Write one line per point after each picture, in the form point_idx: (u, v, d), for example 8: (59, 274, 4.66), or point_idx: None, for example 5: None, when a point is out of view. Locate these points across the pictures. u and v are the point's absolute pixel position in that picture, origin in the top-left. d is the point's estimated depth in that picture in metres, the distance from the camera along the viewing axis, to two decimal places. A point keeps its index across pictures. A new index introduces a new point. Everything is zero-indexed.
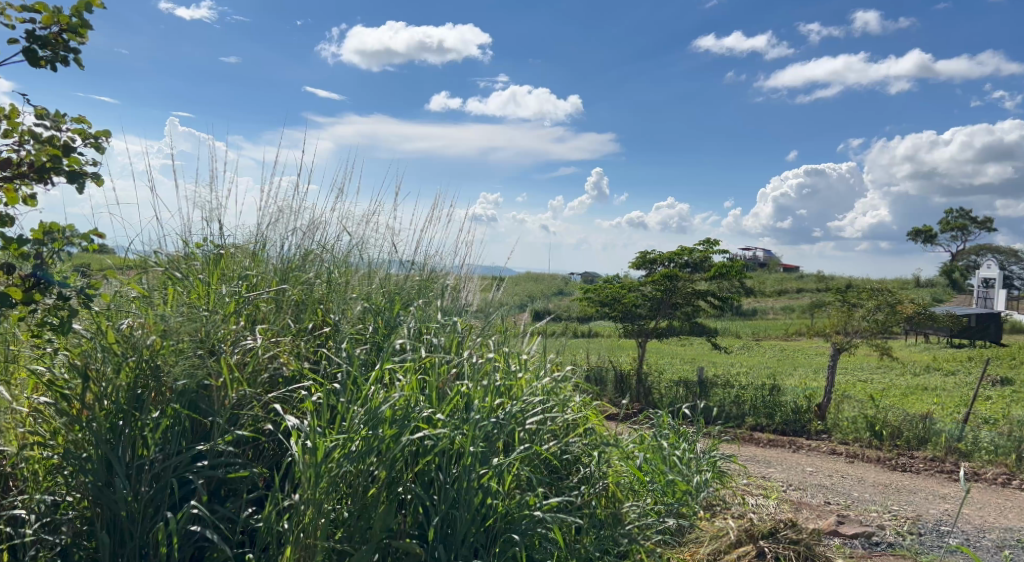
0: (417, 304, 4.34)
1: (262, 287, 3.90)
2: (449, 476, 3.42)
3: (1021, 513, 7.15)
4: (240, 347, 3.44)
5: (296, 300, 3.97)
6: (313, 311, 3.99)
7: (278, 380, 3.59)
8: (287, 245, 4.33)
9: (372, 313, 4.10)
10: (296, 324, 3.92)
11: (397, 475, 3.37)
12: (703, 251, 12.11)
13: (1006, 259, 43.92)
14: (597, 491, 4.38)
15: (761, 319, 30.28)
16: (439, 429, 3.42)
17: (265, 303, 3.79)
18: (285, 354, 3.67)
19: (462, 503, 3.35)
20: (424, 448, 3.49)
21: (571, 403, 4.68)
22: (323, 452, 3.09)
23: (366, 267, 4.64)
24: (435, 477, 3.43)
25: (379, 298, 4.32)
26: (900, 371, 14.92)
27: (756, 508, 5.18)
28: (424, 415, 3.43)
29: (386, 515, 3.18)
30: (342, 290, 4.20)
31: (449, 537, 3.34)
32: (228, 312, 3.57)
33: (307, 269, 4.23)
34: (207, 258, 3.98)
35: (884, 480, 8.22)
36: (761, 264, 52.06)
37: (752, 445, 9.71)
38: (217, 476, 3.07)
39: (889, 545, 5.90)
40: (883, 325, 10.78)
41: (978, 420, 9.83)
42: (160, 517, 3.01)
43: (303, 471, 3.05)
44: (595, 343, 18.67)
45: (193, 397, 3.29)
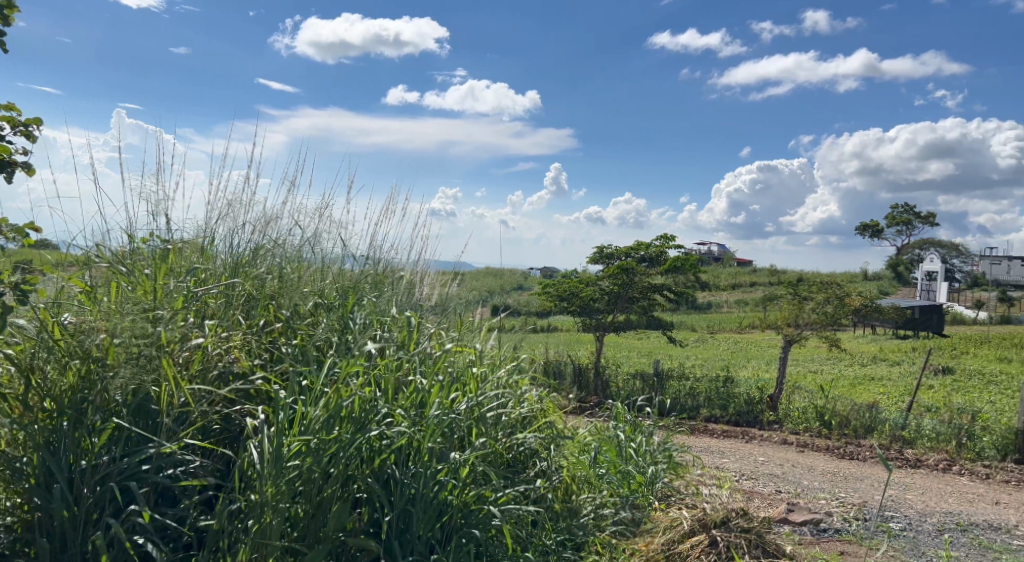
0: (370, 298, 4.34)
1: (210, 282, 3.88)
2: (405, 472, 3.46)
3: (961, 498, 7.42)
4: (189, 345, 3.43)
5: (247, 295, 3.95)
6: (264, 306, 3.97)
7: (229, 376, 3.57)
8: (238, 239, 4.30)
9: (325, 308, 4.10)
10: (247, 319, 3.89)
11: (352, 473, 3.38)
12: (659, 246, 12.29)
13: (949, 253, 45.31)
14: (553, 484, 4.47)
15: (716, 312, 30.86)
16: (395, 426, 3.44)
17: (214, 298, 3.78)
18: (236, 351, 3.67)
19: (419, 500, 3.39)
20: (381, 445, 3.52)
21: (527, 396, 4.73)
22: (280, 453, 3.11)
23: (319, 262, 4.63)
24: (391, 472, 3.46)
25: (332, 293, 4.31)
26: (848, 361, 15.34)
27: (709, 498, 5.26)
28: (382, 414, 3.45)
29: (341, 513, 3.20)
30: (295, 286, 4.20)
31: (405, 533, 3.37)
32: (175, 307, 3.56)
33: (258, 264, 4.21)
34: (154, 253, 3.95)
35: (833, 468, 8.46)
36: (717, 258, 52.85)
37: (706, 436, 9.90)
38: (166, 482, 3.07)
39: (836, 531, 6.09)
40: (832, 316, 11.10)
41: (921, 408, 10.16)
42: (103, 521, 2.99)
43: (259, 471, 3.06)
44: (555, 338, 18.80)
45: (141, 400, 3.28)
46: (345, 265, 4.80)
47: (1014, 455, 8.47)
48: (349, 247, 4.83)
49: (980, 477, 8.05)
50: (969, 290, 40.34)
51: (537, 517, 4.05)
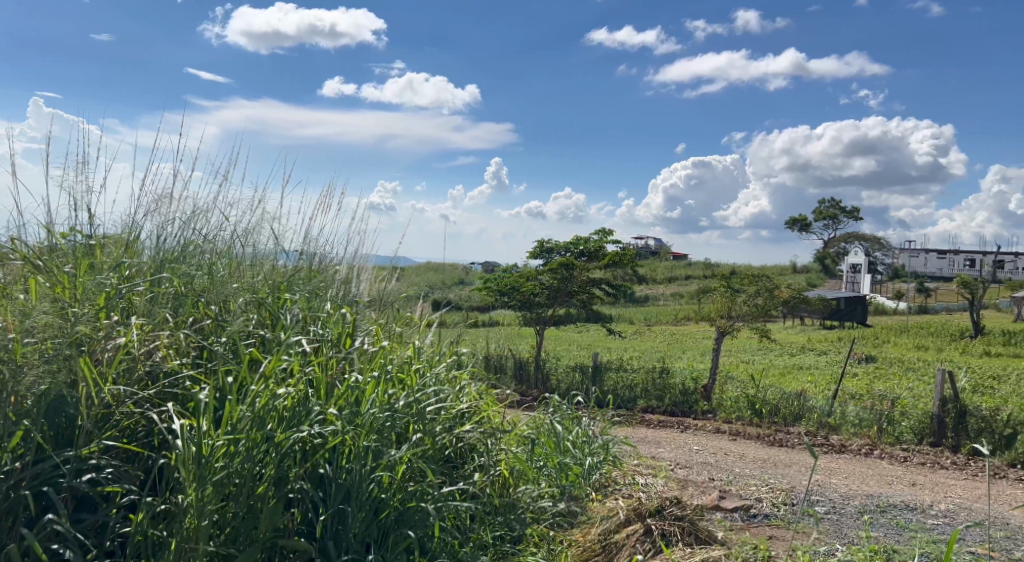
0: (302, 294, 4.35)
1: (135, 279, 3.86)
2: (339, 471, 3.48)
3: (881, 480, 7.79)
4: (111, 344, 3.42)
5: (174, 292, 3.93)
6: (191, 304, 3.95)
7: (158, 374, 3.57)
8: (166, 237, 4.29)
9: (255, 305, 4.09)
10: (175, 317, 3.88)
11: (285, 472, 3.40)
12: (597, 241, 12.49)
13: (873, 246, 46.99)
14: (492, 478, 4.55)
15: (653, 305, 31.46)
16: (328, 425, 3.46)
17: (140, 295, 3.76)
18: (164, 350, 3.66)
19: (353, 498, 3.42)
20: (314, 444, 3.54)
21: (466, 391, 4.77)
22: (207, 455, 3.11)
23: (251, 258, 4.63)
24: (324, 472, 3.49)
25: (263, 289, 4.31)
26: (778, 351, 15.88)
27: (644, 487, 5.43)
28: (314, 413, 3.47)
29: (274, 514, 3.23)
30: (224, 281, 4.19)
31: (339, 533, 3.40)
32: (96, 306, 3.54)
33: (185, 262, 4.21)
34: (75, 249, 3.90)
35: (763, 456, 8.76)
36: (654, 252, 53.77)
37: (643, 427, 10.12)
38: (83, 485, 3.06)
39: (765, 516, 6.34)
40: (763, 308, 11.46)
41: (846, 395, 10.58)
42: (16, 528, 2.99)
43: (186, 471, 3.07)
44: (496, 333, 18.92)
45: (56, 402, 3.24)
46: (278, 261, 4.80)
47: (929, 439, 8.83)
48: (282, 243, 4.83)
49: (899, 460, 8.45)
50: (892, 281, 41.98)
51: (474, 512, 4.11)
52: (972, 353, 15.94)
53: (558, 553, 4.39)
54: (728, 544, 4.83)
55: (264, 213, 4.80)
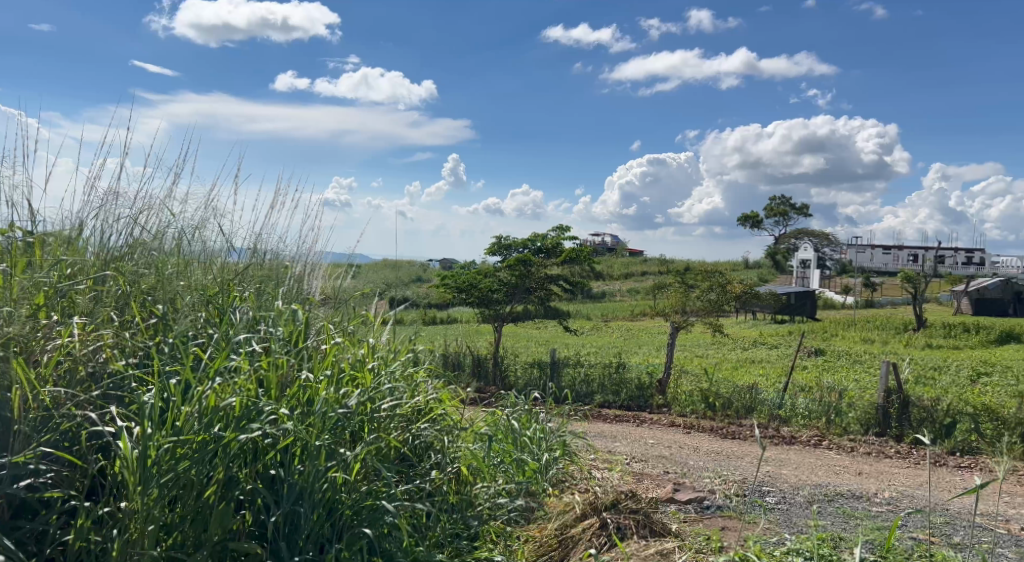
0: (252, 292, 4.33)
1: (78, 277, 3.82)
2: (292, 472, 3.49)
3: (829, 470, 8.02)
4: (51, 344, 3.40)
5: (120, 291, 3.90)
6: (138, 303, 3.92)
7: (102, 375, 3.55)
8: (111, 234, 4.23)
9: (204, 303, 4.07)
10: (120, 317, 3.85)
11: (235, 473, 3.40)
12: (554, 237, 12.58)
13: (822, 242, 48.07)
14: (448, 475, 4.58)
15: (610, 301, 31.80)
16: (280, 426, 3.46)
17: (83, 294, 3.73)
18: (108, 350, 3.64)
19: (307, 498, 3.43)
20: (265, 444, 3.54)
21: (422, 388, 4.79)
22: (152, 457, 3.10)
23: (201, 256, 4.59)
24: (275, 473, 3.49)
25: (212, 287, 4.29)
26: (731, 345, 16.20)
27: (601, 481, 5.52)
28: (263, 413, 3.46)
29: (224, 517, 3.23)
30: (172, 279, 4.16)
31: (292, 534, 3.41)
32: (34, 304, 3.50)
33: (131, 261, 4.16)
34: (13, 247, 3.83)
35: (716, 448, 8.95)
36: (610, 249, 54.22)
37: (600, 421, 10.24)
38: (19, 492, 3.04)
39: (718, 507, 6.49)
40: (717, 303, 11.68)
41: (796, 387, 10.85)
42: None
43: (130, 475, 3.06)
44: (453, 330, 18.93)
45: None
46: (227, 257, 4.76)
47: (875, 429, 9.09)
48: (231, 239, 4.79)
49: (846, 450, 8.70)
50: (840, 276, 43.03)
51: (431, 511, 4.14)
52: (915, 345, 16.45)
53: (515, 548, 4.46)
54: (681, 536, 4.95)
55: (212, 208, 4.75)
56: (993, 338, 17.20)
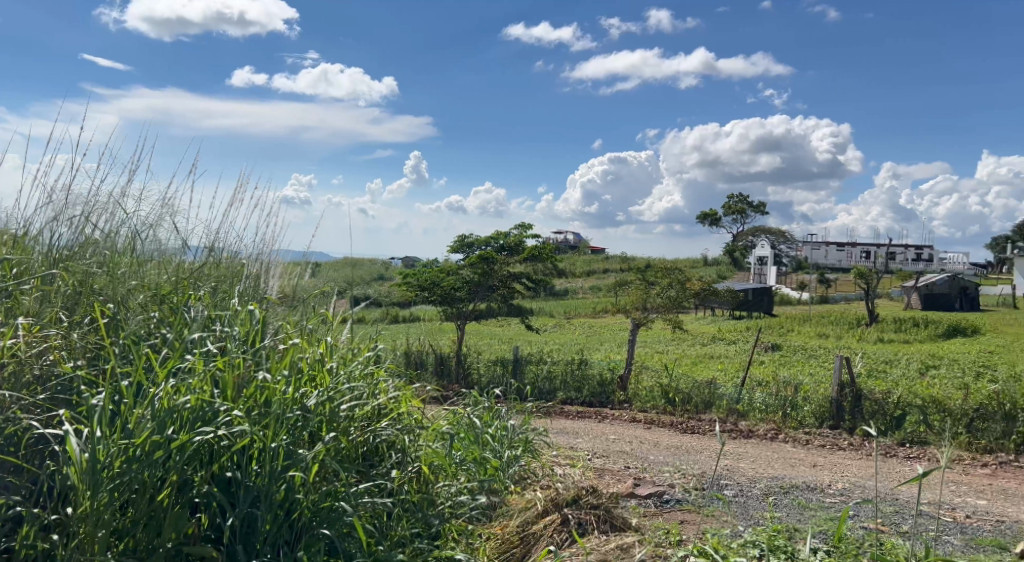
0: (207, 290, 4.30)
1: (25, 277, 3.79)
2: (249, 474, 3.48)
3: (785, 463, 8.20)
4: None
5: (69, 292, 3.88)
6: (87, 303, 3.90)
7: (50, 377, 3.52)
8: (60, 233, 4.19)
9: (157, 302, 4.04)
10: (69, 317, 3.83)
11: (190, 476, 3.38)
12: (516, 235, 12.64)
13: (779, 239, 48.90)
14: (409, 475, 4.60)
15: (573, 298, 32.00)
16: (236, 427, 3.44)
17: (29, 294, 3.70)
18: (56, 351, 3.61)
19: (264, 500, 3.42)
20: (221, 446, 3.52)
21: (383, 387, 4.79)
22: (103, 461, 3.07)
23: (156, 255, 4.56)
24: (232, 475, 3.47)
25: (166, 285, 4.26)
26: (690, 341, 16.44)
27: (562, 478, 5.58)
28: (219, 414, 3.44)
29: (178, 520, 3.24)
30: (124, 278, 4.12)
31: (249, 536, 3.41)
32: None
33: (82, 259, 4.13)
34: None
35: (675, 443, 9.09)
36: (573, 246, 54.46)
37: (562, 418, 10.33)
38: None
39: (677, 501, 6.61)
40: (676, 300, 11.84)
41: (754, 381, 11.06)
42: None
43: (79, 480, 3.04)
44: (415, 329, 18.89)
45: None
46: (181, 256, 4.74)
47: (829, 422, 9.30)
48: (186, 238, 4.77)
49: (801, 443, 8.88)
50: (796, 272, 43.75)
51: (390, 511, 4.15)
52: (867, 340, 16.84)
53: (477, 546, 4.48)
54: (641, 530, 5.04)
55: (167, 206, 4.71)
56: (941, 332, 17.68)
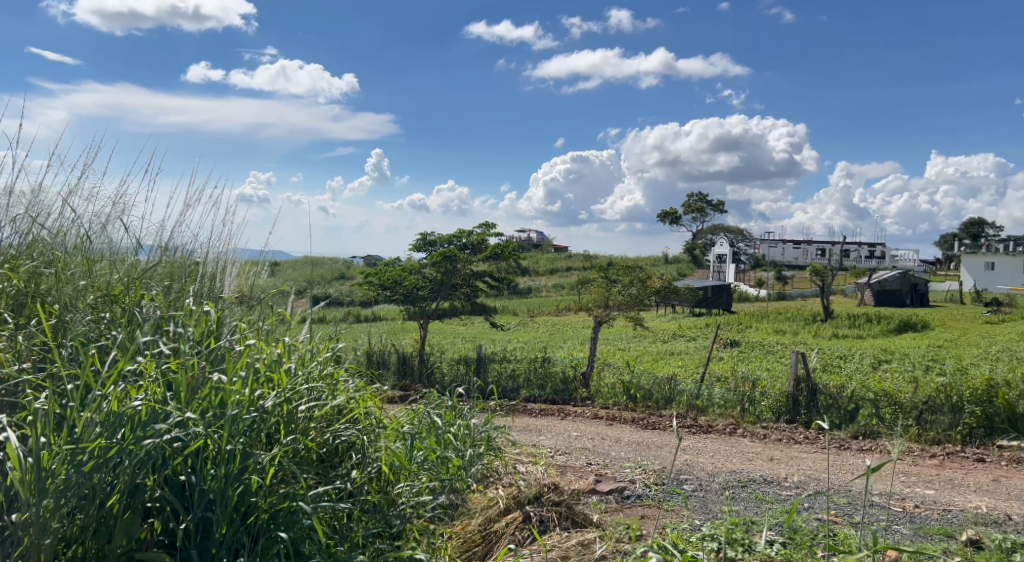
0: (159, 289, 4.26)
1: None
2: (204, 477, 3.46)
3: (743, 457, 8.35)
4: None
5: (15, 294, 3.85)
6: (34, 306, 3.86)
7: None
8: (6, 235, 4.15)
9: (107, 302, 4.01)
10: (15, 320, 3.80)
11: (142, 480, 3.36)
12: (479, 234, 12.67)
13: (738, 237, 49.59)
14: (369, 475, 4.59)
15: (536, 296, 32.13)
16: (189, 430, 3.42)
17: None
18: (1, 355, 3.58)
19: (219, 503, 3.40)
20: (174, 449, 3.50)
21: (343, 386, 4.78)
22: (49, 465, 3.07)
23: (108, 255, 4.52)
24: (186, 479, 3.45)
25: (117, 284, 4.22)
26: (652, 338, 16.63)
27: (524, 476, 5.64)
28: (171, 415, 3.43)
29: (129, 525, 3.22)
30: (73, 279, 4.09)
31: (204, 540, 3.40)
32: None
33: (28, 261, 4.09)
34: None
35: (636, 439, 9.21)
36: (536, 244, 54.62)
37: (525, 416, 10.40)
38: None
39: (637, 496, 6.71)
40: (637, 298, 11.97)
41: (713, 377, 11.24)
42: None
43: (25, 486, 3.01)
44: (378, 328, 18.81)
45: None
46: (134, 255, 4.69)
47: (786, 416, 9.48)
48: (139, 238, 4.73)
49: (759, 437, 9.05)
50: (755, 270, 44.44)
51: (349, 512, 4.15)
52: (822, 335, 17.20)
53: (438, 546, 4.49)
54: (602, 525, 5.12)
55: (119, 206, 4.67)
56: (893, 327, 18.12)
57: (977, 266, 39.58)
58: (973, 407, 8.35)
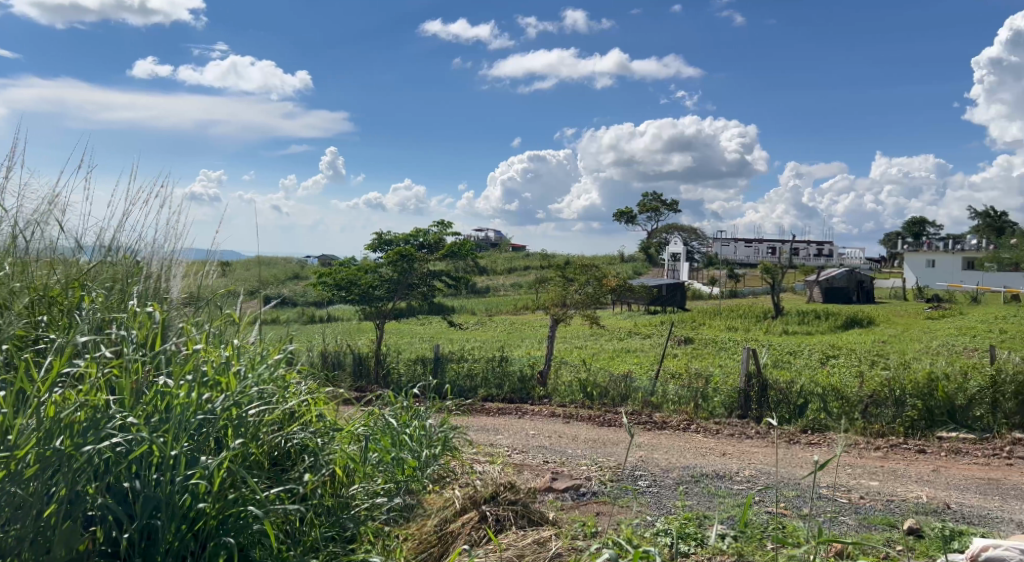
0: (99, 291, 4.21)
1: None
2: (148, 483, 3.42)
3: (696, 452, 8.50)
4: None
5: None
6: None
7: None
8: None
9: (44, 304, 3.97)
10: None
11: (83, 488, 3.31)
12: (436, 233, 12.65)
13: (692, 235, 50.24)
14: (323, 478, 4.55)
15: (493, 296, 32.17)
16: (132, 434, 3.39)
17: None
18: None
19: (164, 510, 3.37)
20: (116, 455, 3.46)
21: (295, 390, 4.75)
22: None
23: (46, 257, 4.45)
24: (130, 485, 3.41)
25: (55, 287, 4.17)
26: (608, 336, 16.80)
27: (481, 475, 5.66)
28: (112, 420, 3.41)
29: (69, 535, 3.17)
30: (7, 280, 4.03)
31: (149, 547, 3.36)
32: None
33: None
34: None
35: (592, 436, 9.31)
36: (493, 244, 54.61)
37: (483, 415, 10.43)
38: None
39: (593, 493, 6.79)
40: (594, 296, 12.09)
41: (667, 374, 11.41)
42: None
43: None
44: (333, 329, 18.67)
45: None
46: (72, 257, 4.62)
47: (737, 412, 9.64)
48: (78, 238, 4.65)
49: (712, 433, 9.21)
50: (709, 268, 45.08)
51: (300, 517, 4.14)
52: (773, 332, 17.57)
53: (394, 548, 4.48)
54: (558, 523, 5.18)
55: (57, 205, 4.59)
56: (840, 323, 18.58)
57: (919, 263, 40.74)
58: (915, 400, 8.62)
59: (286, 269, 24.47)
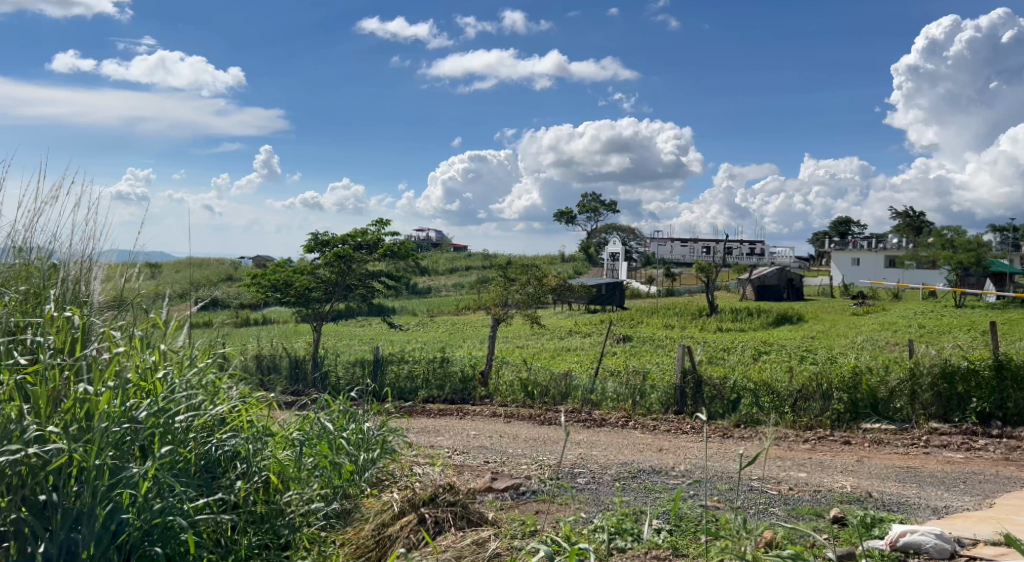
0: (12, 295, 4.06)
1: None
2: (68, 495, 3.35)
3: (634, 448, 8.64)
4: None
5: None
6: None
7: None
8: None
9: None
10: None
11: None
12: (375, 233, 12.53)
13: (631, 236, 50.91)
14: (255, 485, 4.51)
15: (433, 297, 32.07)
16: (51, 445, 3.31)
17: None
18: None
19: (85, 522, 3.31)
20: (34, 466, 3.37)
21: (226, 394, 4.67)
22: None
23: None
24: (46, 498, 3.32)
25: None
26: (549, 336, 16.93)
27: (420, 477, 5.64)
28: (28, 431, 3.33)
29: None
30: None
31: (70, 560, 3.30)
32: None
33: None
34: None
35: (533, 435, 9.37)
36: (434, 244, 54.39)
37: (424, 416, 10.42)
38: None
39: (532, 492, 6.84)
40: (533, 296, 12.16)
41: (606, 371, 11.57)
42: None
43: None
44: (270, 332, 18.36)
45: None
46: None
47: (674, 408, 9.82)
48: None
49: (649, 429, 9.36)
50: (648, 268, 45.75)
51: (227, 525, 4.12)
52: (708, 329, 17.96)
53: (329, 553, 4.50)
54: (497, 523, 5.18)
55: None
56: (772, 320, 19.12)
57: (846, 260, 42.10)
58: (842, 393, 8.93)
59: (220, 271, 23.92)
